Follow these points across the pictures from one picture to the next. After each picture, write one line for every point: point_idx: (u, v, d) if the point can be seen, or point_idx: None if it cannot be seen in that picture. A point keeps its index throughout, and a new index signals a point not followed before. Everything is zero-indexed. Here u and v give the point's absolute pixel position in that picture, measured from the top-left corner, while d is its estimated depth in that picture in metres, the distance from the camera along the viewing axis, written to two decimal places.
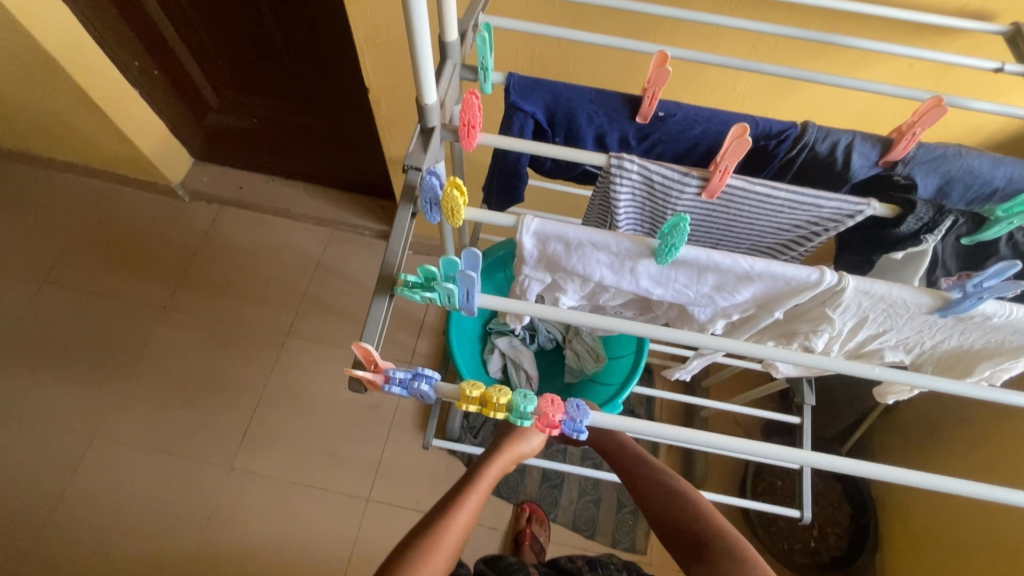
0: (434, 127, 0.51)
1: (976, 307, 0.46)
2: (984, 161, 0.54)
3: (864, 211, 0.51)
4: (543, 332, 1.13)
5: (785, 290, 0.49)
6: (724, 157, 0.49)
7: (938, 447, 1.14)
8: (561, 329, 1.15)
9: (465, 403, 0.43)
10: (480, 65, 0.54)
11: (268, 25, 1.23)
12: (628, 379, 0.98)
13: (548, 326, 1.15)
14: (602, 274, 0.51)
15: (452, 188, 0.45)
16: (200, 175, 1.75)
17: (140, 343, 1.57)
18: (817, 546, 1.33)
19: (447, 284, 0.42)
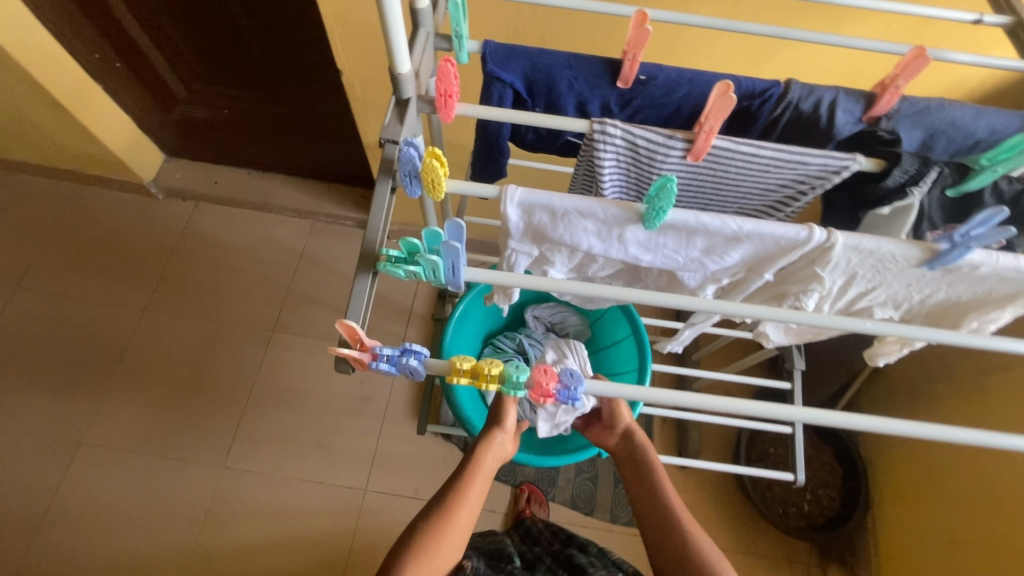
0: (409, 98, 0.50)
1: (963, 257, 0.46)
2: (967, 111, 0.53)
3: (850, 166, 0.51)
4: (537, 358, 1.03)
5: (774, 250, 0.49)
6: (709, 117, 0.48)
7: (927, 405, 1.16)
8: None
9: (455, 376, 0.41)
10: (454, 33, 0.52)
11: (233, 10, 1.19)
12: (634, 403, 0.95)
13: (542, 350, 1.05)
14: (590, 243, 0.50)
15: (431, 158, 0.43)
16: (174, 171, 1.70)
17: (122, 346, 1.54)
18: (811, 509, 1.36)
19: (430, 257, 0.41)
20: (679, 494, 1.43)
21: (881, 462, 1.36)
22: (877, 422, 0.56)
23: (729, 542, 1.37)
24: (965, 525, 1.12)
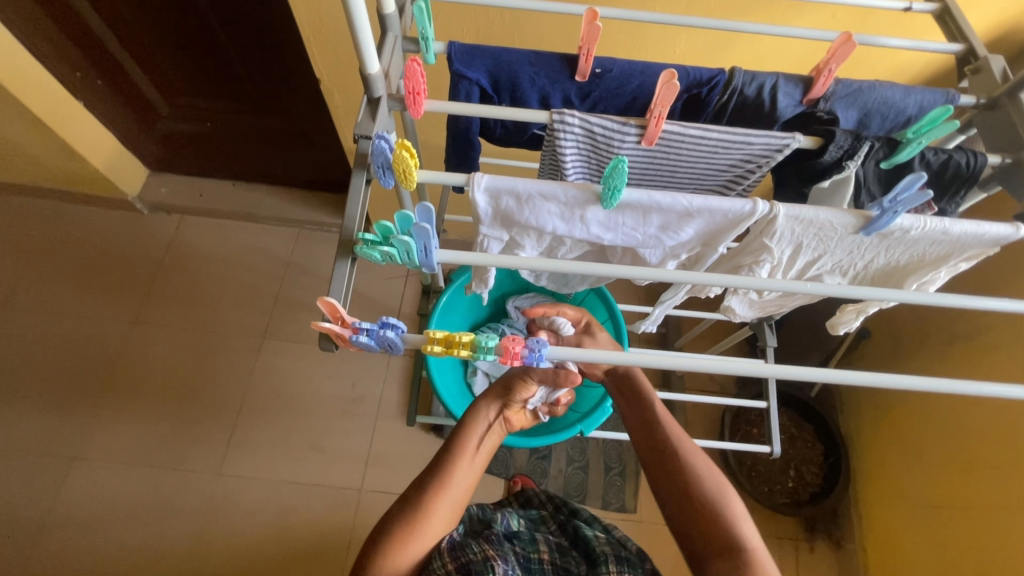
0: (380, 97, 0.53)
1: (893, 222, 0.51)
2: (897, 91, 0.58)
3: (790, 144, 0.55)
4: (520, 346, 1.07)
5: (724, 224, 0.53)
6: (657, 103, 0.52)
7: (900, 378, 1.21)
8: None
9: (430, 344, 0.45)
10: (420, 35, 0.56)
11: (212, 23, 1.22)
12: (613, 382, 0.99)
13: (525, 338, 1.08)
14: (555, 225, 0.54)
15: (401, 150, 0.47)
16: (158, 185, 1.72)
17: (112, 360, 1.55)
18: (795, 485, 1.41)
19: (403, 238, 0.44)
20: None
21: (860, 437, 1.42)
22: (834, 377, 0.59)
23: None
24: (945, 491, 1.17)
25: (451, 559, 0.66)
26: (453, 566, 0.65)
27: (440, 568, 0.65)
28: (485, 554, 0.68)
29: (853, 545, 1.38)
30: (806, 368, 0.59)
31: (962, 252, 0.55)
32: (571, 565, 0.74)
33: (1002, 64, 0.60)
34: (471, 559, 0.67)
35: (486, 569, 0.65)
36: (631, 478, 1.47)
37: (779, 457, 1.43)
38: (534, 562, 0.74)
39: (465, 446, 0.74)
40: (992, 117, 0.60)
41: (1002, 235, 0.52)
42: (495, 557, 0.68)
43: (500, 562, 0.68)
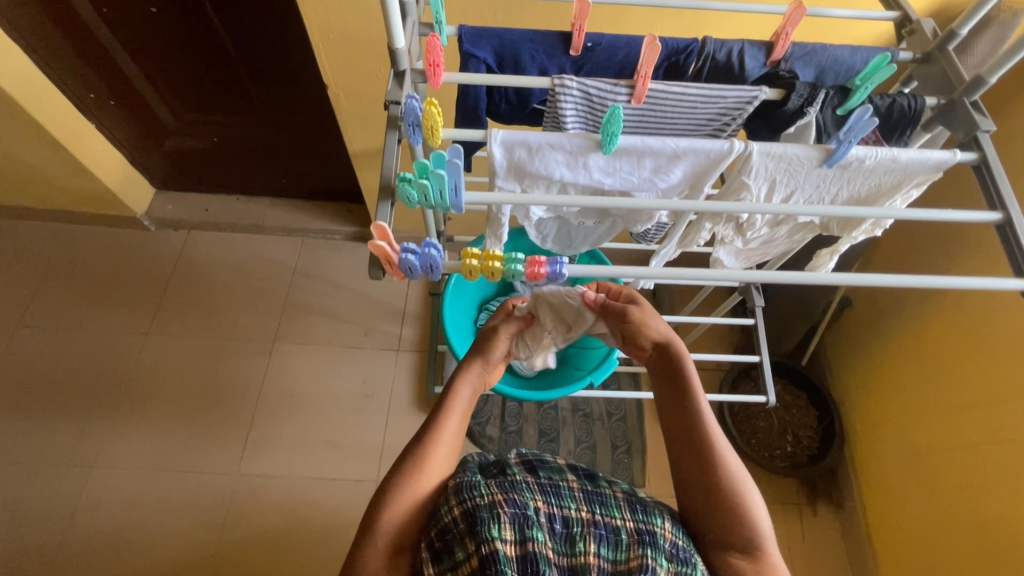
0: (405, 70, 0.62)
1: (849, 152, 0.60)
2: (845, 50, 0.68)
3: (758, 96, 0.64)
4: None
5: (707, 163, 0.62)
6: (643, 64, 0.61)
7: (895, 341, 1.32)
8: None
9: (467, 260, 0.51)
10: (435, 20, 0.65)
11: (223, 42, 1.31)
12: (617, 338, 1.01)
13: None
14: (562, 173, 0.62)
15: (429, 106, 0.55)
16: (165, 203, 1.78)
17: (127, 372, 1.59)
18: (793, 450, 1.47)
19: (437, 172, 0.51)
20: None
21: (850, 400, 1.50)
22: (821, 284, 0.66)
23: None
24: (932, 439, 1.25)
25: (455, 504, 0.60)
26: (458, 511, 0.59)
27: (446, 514, 0.60)
28: (492, 497, 0.60)
29: (852, 503, 1.45)
30: (795, 272, 0.65)
31: (910, 179, 0.64)
32: (612, 496, 0.65)
33: (932, 25, 0.70)
34: (477, 503, 0.59)
35: (492, 517, 0.58)
36: (637, 454, 1.52)
37: (775, 424, 1.50)
38: (565, 488, 0.65)
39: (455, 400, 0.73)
40: (929, 69, 0.70)
41: (942, 160, 0.61)
42: (504, 500, 0.60)
43: (509, 503, 0.60)
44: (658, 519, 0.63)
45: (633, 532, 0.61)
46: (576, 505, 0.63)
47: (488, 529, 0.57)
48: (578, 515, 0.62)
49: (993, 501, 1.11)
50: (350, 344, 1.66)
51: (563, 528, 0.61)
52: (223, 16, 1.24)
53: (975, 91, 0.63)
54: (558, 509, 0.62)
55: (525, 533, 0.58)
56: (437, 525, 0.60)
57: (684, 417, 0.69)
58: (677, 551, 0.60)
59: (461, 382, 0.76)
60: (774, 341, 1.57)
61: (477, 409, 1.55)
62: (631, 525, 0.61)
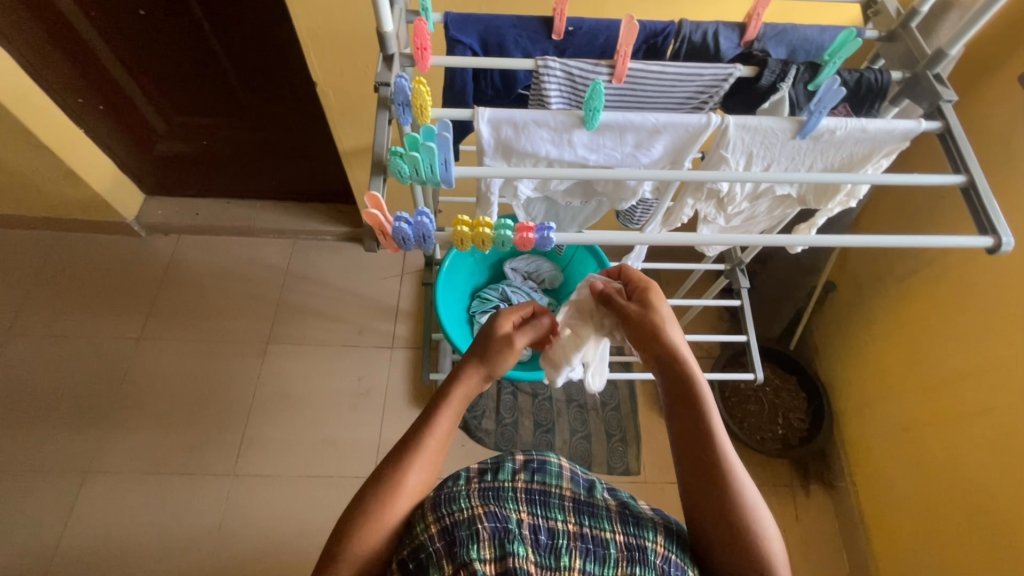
0: (393, 53, 0.64)
1: (819, 122, 0.63)
2: (814, 29, 0.71)
3: (733, 73, 0.67)
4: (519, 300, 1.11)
5: (687, 137, 0.64)
6: (622, 44, 0.63)
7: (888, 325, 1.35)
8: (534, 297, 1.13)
9: (458, 228, 0.53)
10: (421, 7, 0.67)
11: (211, 44, 1.32)
12: None
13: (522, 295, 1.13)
14: (547, 150, 0.65)
15: (418, 85, 0.57)
16: (155, 208, 1.79)
17: (119, 377, 1.58)
18: (784, 432, 1.50)
19: (428, 144, 0.53)
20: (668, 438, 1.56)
21: (839, 382, 1.53)
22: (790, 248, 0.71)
23: None
24: (916, 416, 1.28)
25: (433, 520, 0.61)
26: (436, 528, 0.60)
27: (422, 532, 0.60)
28: (473, 512, 0.61)
29: (843, 483, 1.48)
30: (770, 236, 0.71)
31: (881, 149, 0.67)
32: (603, 507, 0.67)
33: (895, 5, 0.74)
34: (456, 520, 0.60)
35: (471, 538, 0.58)
36: (632, 442, 1.54)
37: (765, 407, 1.53)
38: (554, 497, 0.67)
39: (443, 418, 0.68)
40: (894, 46, 0.73)
41: (909, 129, 0.65)
42: (485, 514, 0.61)
43: (490, 517, 0.60)
44: (649, 533, 0.65)
45: (622, 547, 0.62)
46: (563, 517, 0.65)
47: (467, 551, 0.57)
48: (565, 527, 0.63)
49: (975, 474, 1.14)
50: (345, 343, 1.67)
51: (548, 540, 0.61)
52: (211, 18, 1.26)
53: (937, 64, 0.67)
54: (544, 520, 0.64)
55: (505, 548, 0.57)
56: (412, 543, 0.60)
57: (696, 444, 0.64)
58: (667, 565, 0.62)
59: (452, 389, 0.71)
60: (762, 326, 1.60)
61: (472, 403, 1.56)
62: (621, 537, 0.63)
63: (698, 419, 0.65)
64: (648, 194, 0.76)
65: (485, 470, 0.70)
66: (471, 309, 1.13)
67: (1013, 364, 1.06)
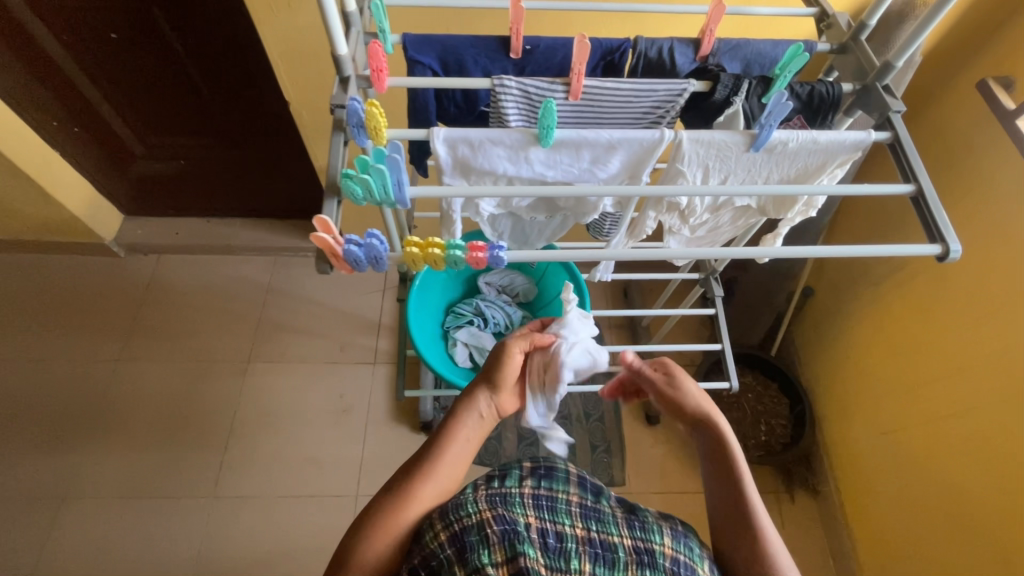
0: (349, 76, 0.64)
1: (770, 135, 0.64)
2: (767, 44, 0.73)
3: (687, 88, 0.68)
4: (493, 315, 1.12)
5: (642, 152, 0.65)
6: (576, 62, 0.64)
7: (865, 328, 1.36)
8: (509, 311, 1.14)
9: (409, 247, 0.55)
10: (379, 29, 0.68)
11: (185, 65, 1.33)
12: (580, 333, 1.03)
13: (496, 309, 1.13)
14: (505, 167, 0.65)
15: (371, 108, 0.57)
16: (134, 229, 1.78)
17: (97, 400, 1.56)
18: (767, 438, 1.50)
19: (378, 167, 0.54)
20: (653, 448, 1.56)
21: (820, 386, 1.54)
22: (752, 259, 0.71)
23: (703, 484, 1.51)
24: (893, 420, 1.29)
25: (443, 528, 0.60)
26: (445, 536, 0.60)
27: (432, 540, 0.60)
28: (481, 516, 0.60)
29: (827, 488, 1.48)
30: (737, 248, 0.71)
31: (834, 159, 0.68)
32: (608, 513, 0.67)
33: (846, 18, 0.76)
34: (465, 526, 0.59)
35: (481, 543, 0.58)
36: (616, 452, 1.54)
37: (748, 414, 1.53)
38: (561, 503, 0.67)
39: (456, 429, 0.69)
40: (845, 58, 0.75)
41: (859, 139, 0.66)
42: (494, 518, 0.60)
43: (499, 521, 0.60)
44: (656, 537, 0.64)
45: (630, 551, 0.62)
46: (570, 522, 0.64)
47: (478, 556, 0.57)
48: (572, 532, 0.63)
49: (953, 476, 1.14)
50: (326, 359, 1.66)
51: (557, 544, 0.61)
52: (184, 40, 1.27)
53: (885, 76, 0.68)
54: (552, 525, 0.63)
55: (516, 548, 0.57)
56: (424, 551, 0.60)
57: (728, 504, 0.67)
58: (676, 568, 0.61)
59: (462, 414, 0.71)
60: (743, 333, 1.61)
61: None
62: (627, 541, 0.63)
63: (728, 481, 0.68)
64: (610, 208, 0.77)
65: (493, 477, 0.69)
66: (445, 324, 1.13)
67: (984, 366, 1.07)
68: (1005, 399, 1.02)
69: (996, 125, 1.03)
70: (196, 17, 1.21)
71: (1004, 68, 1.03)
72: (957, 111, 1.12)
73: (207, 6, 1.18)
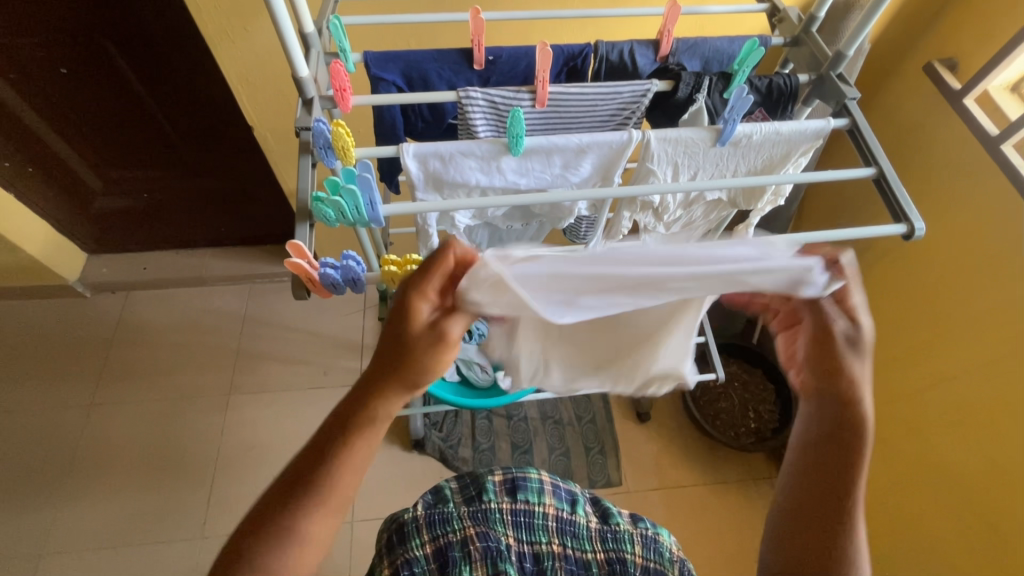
0: (313, 97, 0.64)
1: (735, 129, 0.65)
2: (723, 41, 0.74)
3: (650, 88, 0.69)
4: None
5: (612, 153, 0.66)
6: (540, 69, 0.65)
7: None
8: None
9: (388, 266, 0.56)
10: (339, 49, 0.68)
11: (142, 95, 1.30)
12: None
13: None
14: (477, 178, 0.65)
15: (338, 127, 0.57)
16: (99, 267, 1.72)
17: (71, 448, 1.50)
18: (756, 425, 1.52)
19: (349, 188, 0.53)
20: (647, 445, 1.57)
21: None
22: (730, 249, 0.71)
23: (697, 476, 1.53)
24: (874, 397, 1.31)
25: (430, 539, 0.66)
26: (431, 549, 0.65)
27: (418, 547, 0.66)
28: (465, 534, 0.66)
29: None
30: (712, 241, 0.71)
31: (797, 148, 0.70)
32: (585, 527, 0.70)
33: (796, 12, 0.78)
34: (450, 542, 0.66)
35: (463, 562, 0.64)
36: (611, 453, 1.54)
37: (736, 402, 1.55)
38: (537, 517, 0.70)
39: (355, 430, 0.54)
40: (800, 50, 0.77)
41: (819, 127, 0.68)
42: (476, 537, 0.66)
43: (481, 540, 0.66)
44: (628, 547, 0.69)
45: (601, 563, 0.67)
46: (547, 539, 0.68)
47: (460, 573, 0.63)
48: (548, 549, 0.68)
49: (936, 447, 1.16)
50: (311, 385, 1.63)
51: (532, 567, 0.66)
52: (139, 71, 1.24)
53: (839, 65, 0.70)
54: (528, 546, 0.68)
55: (497, 570, 0.64)
56: (408, 554, 0.65)
57: (822, 496, 0.54)
58: None
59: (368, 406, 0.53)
60: (724, 323, 1.63)
61: (447, 432, 1.54)
62: (601, 556, 0.68)
63: (833, 473, 0.54)
64: (585, 212, 0.77)
65: (473, 485, 0.73)
66: None
67: (956, 335, 1.09)
68: (981, 365, 1.04)
69: (944, 105, 1.08)
70: (150, 47, 1.18)
71: (947, 50, 1.09)
72: (908, 95, 1.17)
73: (160, 34, 1.16)
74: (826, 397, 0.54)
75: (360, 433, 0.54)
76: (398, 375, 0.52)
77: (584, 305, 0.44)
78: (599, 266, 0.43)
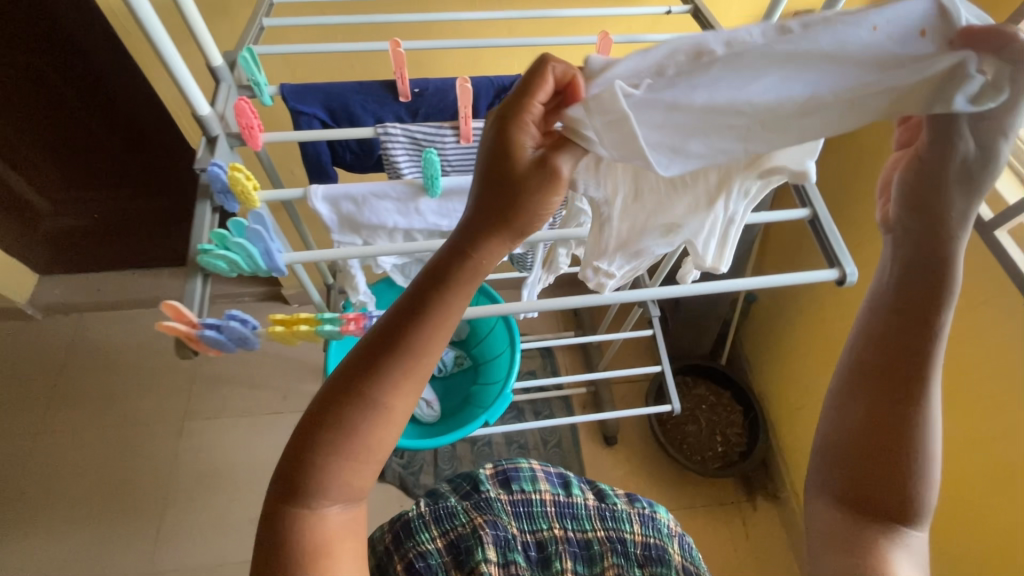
0: (218, 135, 0.60)
1: None
2: None
3: None
4: None
5: None
6: (462, 105, 0.62)
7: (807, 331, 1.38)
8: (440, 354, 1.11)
9: (275, 326, 0.58)
10: (252, 81, 0.64)
11: (84, 115, 1.25)
12: (506, 375, 0.94)
13: None
14: (395, 221, 0.61)
15: (235, 172, 0.54)
16: (50, 289, 1.66)
17: (17, 481, 1.44)
18: (724, 449, 1.50)
19: (240, 242, 0.50)
20: (614, 470, 1.53)
21: (771, 390, 1.55)
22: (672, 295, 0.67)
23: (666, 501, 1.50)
24: None
25: (439, 533, 0.66)
26: (443, 543, 0.65)
27: (428, 542, 0.65)
28: (473, 523, 0.66)
29: (783, 492, 1.49)
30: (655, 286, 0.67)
31: None
32: (583, 507, 0.71)
33: None
34: (460, 534, 0.65)
35: (476, 544, 0.64)
36: None
37: (703, 425, 1.53)
38: (537, 505, 0.71)
39: (447, 278, 0.46)
40: None
41: None
42: (485, 523, 0.66)
43: (490, 526, 0.66)
44: (627, 526, 0.69)
45: (604, 542, 0.67)
46: (548, 524, 0.69)
47: (474, 557, 0.63)
48: (551, 533, 0.68)
49: None
50: (270, 409, 1.57)
51: (538, 553, 0.66)
52: (80, 91, 1.19)
53: None
54: (532, 534, 0.68)
55: (508, 556, 0.63)
56: (417, 549, 0.64)
57: (888, 357, 0.49)
58: (649, 552, 0.66)
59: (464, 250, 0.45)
60: (693, 344, 1.60)
61: (409, 458, 1.50)
62: (602, 535, 0.68)
63: (901, 332, 0.48)
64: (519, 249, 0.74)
65: (470, 482, 0.74)
66: None
67: None
68: None
69: None
70: (89, 68, 1.14)
71: None
72: None
73: (99, 55, 1.12)
74: (906, 234, 0.48)
75: (455, 292, 0.47)
76: (499, 219, 0.44)
77: (692, 152, 0.42)
78: (713, 90, 0.39)
